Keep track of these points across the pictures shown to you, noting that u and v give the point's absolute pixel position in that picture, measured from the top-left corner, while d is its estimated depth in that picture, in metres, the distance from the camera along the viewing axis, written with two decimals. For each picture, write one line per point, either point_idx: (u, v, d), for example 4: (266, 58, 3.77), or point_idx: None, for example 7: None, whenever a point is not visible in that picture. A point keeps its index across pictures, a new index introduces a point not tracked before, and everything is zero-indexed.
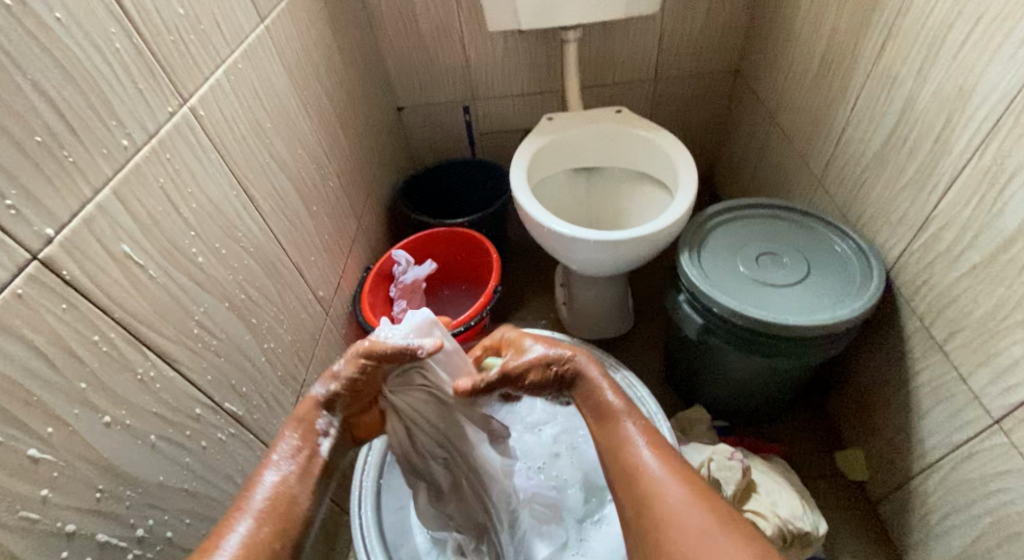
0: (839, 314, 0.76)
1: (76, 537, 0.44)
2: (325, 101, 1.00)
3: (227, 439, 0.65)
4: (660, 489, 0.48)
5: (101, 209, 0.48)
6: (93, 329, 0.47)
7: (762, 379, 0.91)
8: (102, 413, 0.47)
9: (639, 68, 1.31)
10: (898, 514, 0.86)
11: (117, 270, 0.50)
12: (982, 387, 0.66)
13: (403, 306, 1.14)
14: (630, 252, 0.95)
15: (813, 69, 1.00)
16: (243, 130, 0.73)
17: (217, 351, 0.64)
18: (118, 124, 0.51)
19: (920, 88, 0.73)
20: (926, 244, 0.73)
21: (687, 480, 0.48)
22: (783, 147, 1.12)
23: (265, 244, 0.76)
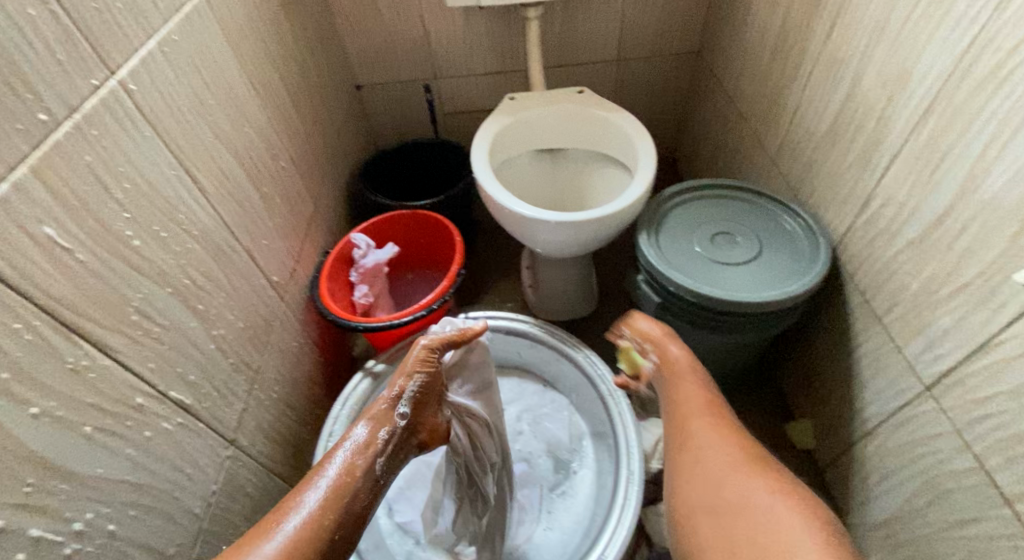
0: (788, 290, 0.78)
1: (5, 533, 0.42)
2: (274, 77, 0.97)
3: (175, 429, 0.63)
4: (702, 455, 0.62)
5: (17, 187, 0.45)
6: (15, 316, 0.44)
7: (717, 355, 0.94)
8: (29, 404, 0.45)
9: (600, 47, 1.31)
10: (841, 479, 0.90)
11: (39, 254, 0.47)
12: (915, 357, 0.69)
13: (364, 291, 1.12)
14: (590, 233, 0.95)
15: (767, 49, 1.01)
16: (182, 106, 0.69)
17: (158, 338, 0.61)
18: (34, 97, 0.48)
19: (864, 70, 0.74)
20: (868, 221, 0.76)
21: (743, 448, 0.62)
22: (740, 127, 1.14)
23: (211, 228, 0.73)
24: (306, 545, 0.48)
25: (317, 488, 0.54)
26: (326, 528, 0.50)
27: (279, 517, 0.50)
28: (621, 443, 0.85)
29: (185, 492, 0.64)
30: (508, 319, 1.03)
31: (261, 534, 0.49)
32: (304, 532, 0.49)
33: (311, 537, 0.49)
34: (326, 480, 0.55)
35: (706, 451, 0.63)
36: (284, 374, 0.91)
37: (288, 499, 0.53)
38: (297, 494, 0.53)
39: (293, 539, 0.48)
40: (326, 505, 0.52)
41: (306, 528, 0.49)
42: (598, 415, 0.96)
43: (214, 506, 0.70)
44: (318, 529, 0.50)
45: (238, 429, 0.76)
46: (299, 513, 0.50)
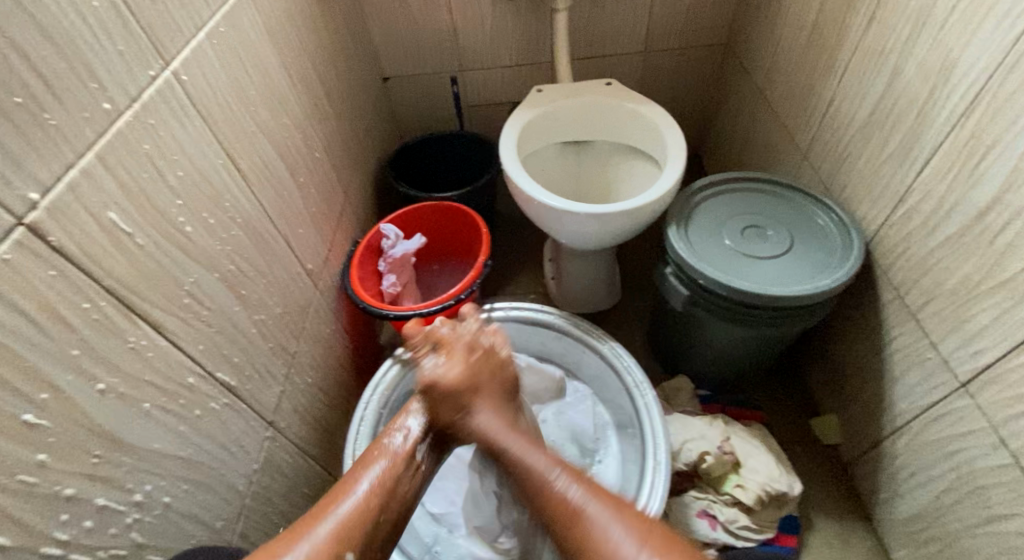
0: (820, 285, 0.78)
1: (75, 501, 0.44)
2: (309, 69, 0.98)
3: (221, 409, 0.65)
4: (584, 522, 0.48)
5: (85, 173, 0.47)
6: (83, 296, 0.47)
7: (745, 349, 0.94)
8: (96, 380, 0.47)
9: (629, 40, 1.30)
10: (868, 474, 0.90)
11: (104, 238, 0.49)
12: (951, 353, 0.69)
13: (392, 280, 1.14)
14: (619, 226, 0.95)
15: (801, 42, 1.00)
16: (227, 97, 0.71)
17: (207, 321, 0.64)
18: (100, 86, 0.50)
19: (904, 63, 0.74)
20: (904, 216, 0.76)
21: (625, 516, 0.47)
22: (770, 122, 1.13)
23: (253, 216, 0.75)
24: (360, 524, 0.48)
25: (371, 472, 0.54)
26: (377, 514, 0.50)
27: (328, 503, 0.50)
28: (648, 434, 0.87)
29: (230, 469, 0.67)
30: (534, 310, 1.04)
31: (322, 508, 0.49)
32: (360, 511, 0.49)
33: (358, 523, 0.48)
34: (379, 462, 0.55)
35: (582, 516, 0.48)
36: (317, 360, 0.94)
37: (344, 478, 0.53)
38: (338, 491, 0.51)
39: (351, 516, 0.48)
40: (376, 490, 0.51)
41: (360, 509, 0.49)
42: (622, 406, 0.97)
43: (256, 484, 0.72)
44: (364, 515, 0.49)
45: (276, 411, 0.79)
46: (355, 493, 0.51)
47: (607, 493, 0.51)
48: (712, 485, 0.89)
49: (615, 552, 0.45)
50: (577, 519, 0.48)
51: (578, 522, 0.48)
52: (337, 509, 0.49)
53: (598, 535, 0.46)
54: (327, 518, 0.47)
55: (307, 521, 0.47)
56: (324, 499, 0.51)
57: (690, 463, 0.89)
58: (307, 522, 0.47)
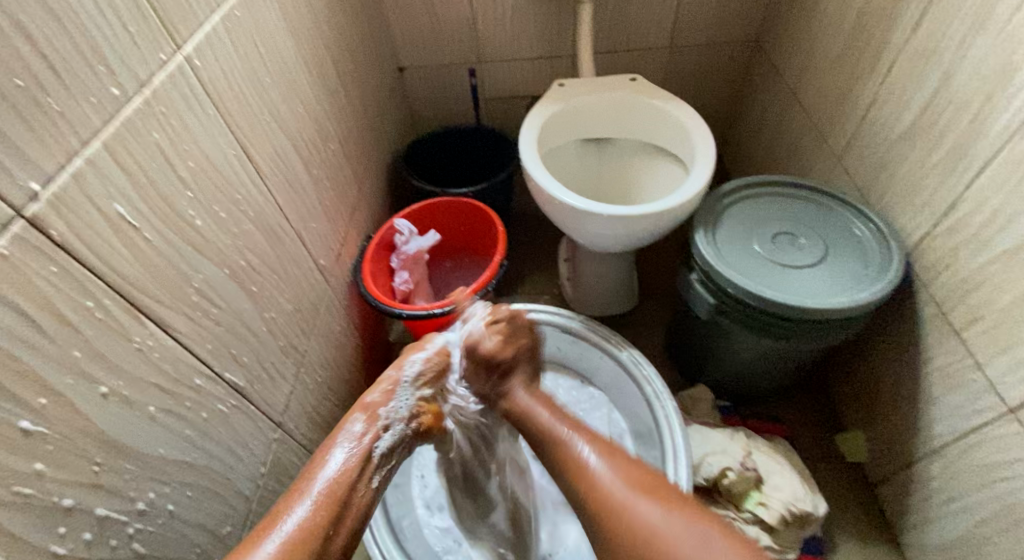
0: (857, 298, 0.74)
1: (73, 513, 0.42)
2: (324, 56, 0.95)
3: (229, 411, 0.63)
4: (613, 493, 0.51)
5: (91, 163, 0.44)
6: (87, 294, 0.44)
7: (771, 361, 0.90)
8: (98, 383, 0.44)
9: (655, 34, 1.26)
10: (896, 495, 0.87)
11: (111, 232, 0.46)
12: (999, 375, 0.65)
13: (404, 277, 1.10)
14: (643, 229, 0.92)
15: (840, 40, 0.95)
16: (241, 84, 0.68)
17: (216, 320, 0.61)
18: (108, 69, 0.46)
19: (960, 64, 0.69)
20: (951, 228, 0.71)
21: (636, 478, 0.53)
22: (802, 124, 1.09)
23: (266, 209, 0.72)
24: (310, 540, 0.47)
25: (308, 498, 0.50)
26: (324, 530, 0.48)
27: (272, 522, 0.48)
28: (669, 447, 0.83)
29: (236, 474, 0.64)
30: (550, 313, 1.01)
31: (258, 535, 0.47)
32: (305, 532, 0.47)
33: (307, 539, 0.47)
34: (320, 488, 0.51)
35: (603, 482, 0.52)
36: (328, 359, 0.91)
37: (282, 503, 0.50)
38: (275, 515, 0.49)
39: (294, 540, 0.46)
40: (323, 502, 0.50)
41: (304, 529, 0.47)
42: (640, 415, 0.93)
43: (261, 489, 0.70)
44: (313, 530, 0.48)
45: (285, 412, 0.76)
46: (293, 517, 0.48)
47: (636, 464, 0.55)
48: (732, 501, 0.86)
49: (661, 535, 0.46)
50: (620, 503, 0.50)
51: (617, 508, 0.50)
52: (276, 535, 0.46)
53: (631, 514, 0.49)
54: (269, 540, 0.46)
55: (243, 551, 0.45)
56: (257, 529, 0.48)
57: (709, 478, 0.86)
58: (245, 549, 0.45)
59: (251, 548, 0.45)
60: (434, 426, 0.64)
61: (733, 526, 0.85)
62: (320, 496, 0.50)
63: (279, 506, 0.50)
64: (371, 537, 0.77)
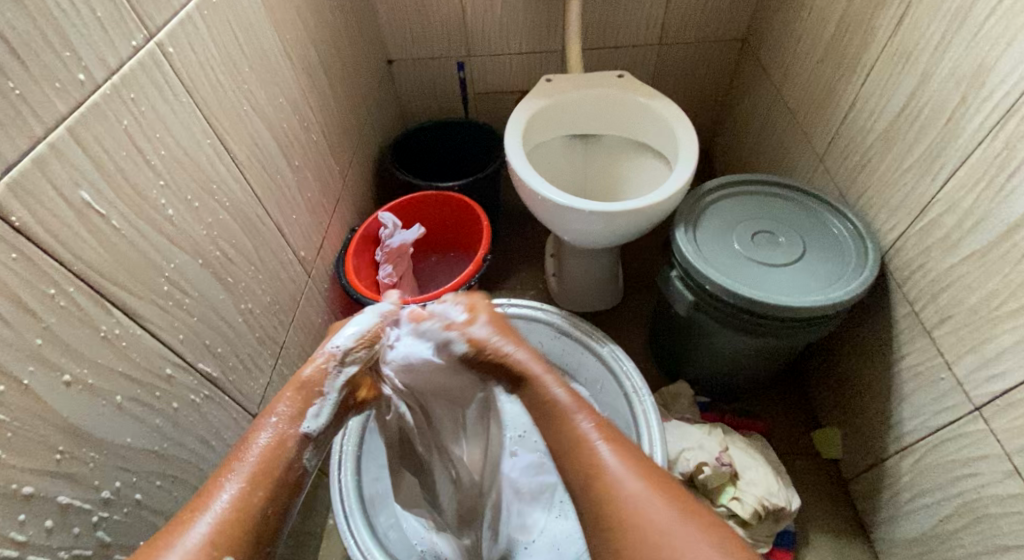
0: (833, 296, 0.75)
1: (33, 500, 0.42)
2: (308, 46, 0.94)
3: (202, 401, 0.63)
4: (615, 484, 0.46)
5: (54, 149, 0.44)
6: (48, 281, 0.43)
7: (748, 358, 0.91)
8: (62, 371, 0.44)
9: (643, 30, 1.26)
10: (867, 491, 0.88)
11: (75, 218, 0.46)
12: (967, 374, 0.66)
13: (389, 271, 1.10)
14: (623, 225, 0.92)
15: (824, 39, 0.96)
16: (217, 72, 0.67)
17: (189, 310, 0.61)
18: (73, 55, 0.46)
19: (936, 66, 0.70)
20: (925, 228, 0.72)
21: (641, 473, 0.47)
22: (786, 122, 1.09)
23: (243, 199, 0.72)
24: (237, 534, 0.41)
25: (239, 474, 0.44)
26: (263, 510, 0.43)
27: (194, 507, 0.42)
28: (645, 440, 0.84)
29: (208, 463, 0.65)
30: (533, 308, 1.01)
31: (185, 519, 0.41)
32: (240, 513, 0.42)
33: (236, 527, 0.41)
34: (255, 456, 0.46)
35: (610, 476, 0.47)
36: (306, 350, 0.91)
37: (207, 485, 0.44)
38: (194, 505, 0.42)
39: (232, 511, 0.41)
40: (258, 479, 0.44)
41: (236, 511, 0.42)
42: (619, 410, 0.94)
43: None
44: (246, 512, 0.42)
45: (261, 403, 0.77)
46: (225, 494, 0.43)
47: (628, 446, 0.50)
48: (708, 495, 0.87)
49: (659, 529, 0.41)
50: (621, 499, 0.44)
51: (624, 502, 0.44)
52: (208, 516, 0.41)
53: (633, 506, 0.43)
54: (203, 517, 0.40)
55: (175, 532, 0.39)
56: (164, 529, 0.40)
57: (686, 474, 0.86)
58: (165, 538, 0.39)
59: (175, 533, 0.39)
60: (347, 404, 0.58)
61: None
62: (253, 470, 0.45)
63: (203, 489, 0.44)
64: (346, 526, 0.76)
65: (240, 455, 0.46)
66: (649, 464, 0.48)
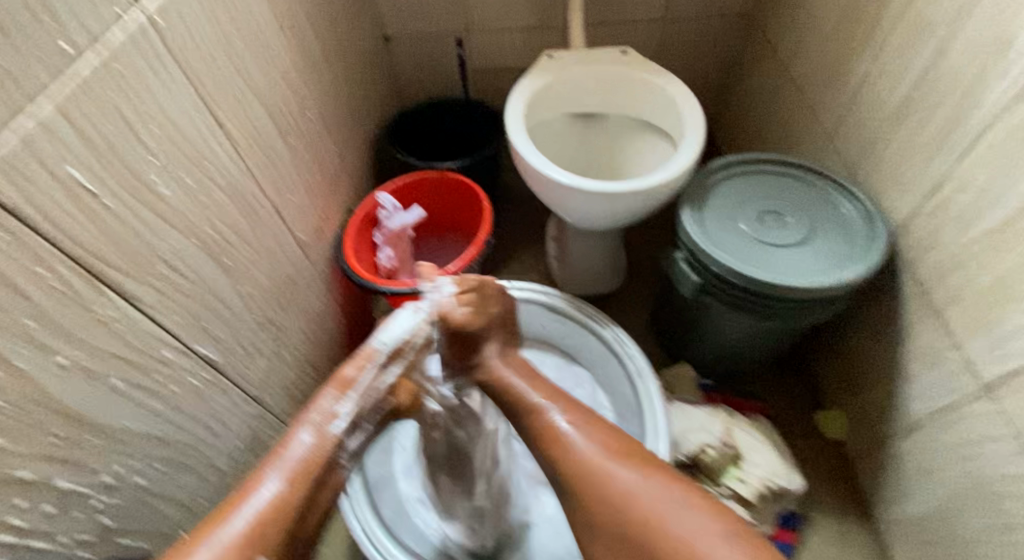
0: (842, 277, 0.74)
1: (31, 486, 0.41)
2: (302, 20, 0.91)
3: (202, 385, 0.62)
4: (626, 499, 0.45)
5: (42, 125, 0.42)
6: (41, 262, 0.42)
7: (753, 339, 0.90)
8: (55, 354, 0.43)
9: (647, 4, 1.22)
10: (871, 471, 0.88)
11: (66, 197, 0.44)
12: (976, 355, 0.66)
13: (389, 254, 1.09)
14: (628, 206, 0.90)
15: (835, 12, 0.93)
16: (210, 45, 0.65)
17: (186, 292, 0.59)
18: (59, 25, 0.43)
19: (953, 38, 0.68)
20: (937, 207, 0.71)
21: (654, 475, 0.47)
22: (794, 99, 1.07)
23: (239, 179, 0.70)
24: (274, 529, 0.40)
25: (279, 471, 0.44)
26: (299, 509, 0.43)
27: (233, 502, 0.41)
28: (649, 424, 0.83)
29: (208, 447, 0.64)
30: (535, 291, 1.00)
31: (224, 514, 0.40)
32: (276, 512, 0.41)
33: (275, 521, 0.41)
34: (294, 460, 0.45)
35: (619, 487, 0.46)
36: (307, 333, 0.90)
37: (251, 476, 0.44)
38: (234, 501, 0.42)
39: (273, 507, 0.41)
40: (296, 479, 0.44)
41: (274, 510, 0.41)
42: (623, 393, 0.93)
43: (236, 462, 0.70)
44: (285, 510, 0.42)
45: (262, 387, 0.76)
46: (266, 490, 0.42)
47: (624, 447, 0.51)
48: (711, 476, 0.87)
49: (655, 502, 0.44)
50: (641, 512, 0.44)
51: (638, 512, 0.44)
52: (247, 509, 0.40)
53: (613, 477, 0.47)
54: (242, 510, 0.40)
55: (214, 523, 0.39)
56: (203, 522, 0.40)
57: (690, 457, 0.86)
58: (206, 530, 0.39)
59: (213, 528, 0.39)
60: (401, 402, 0.58)
61: (710, 502, 0.86)
62: (291, 471, 0.44)
63: (243, 484, 0.44)
64: (350, 510, 0.76)
65: (281, 453, 0.46)
66: (652, 461, 0.50)
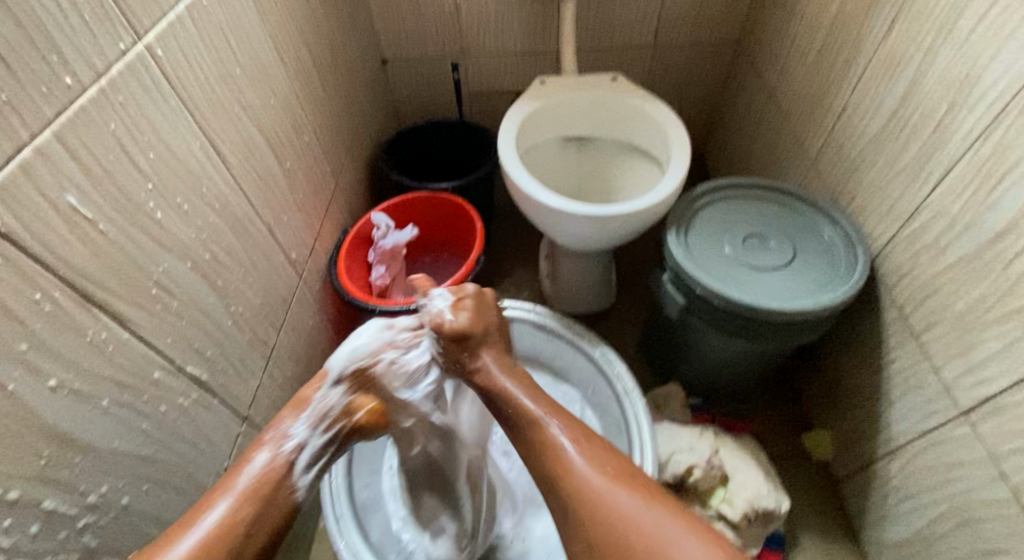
0: (822, 301, 0.75)
1: (19, 507, 0.41)
2: (301, 46, 0.94)
3: (191, 404, 0.63)
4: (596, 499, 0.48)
5: (41, 154, 0.43)
6: (35, 286, 0.43)
7: (739, 361, 0.91)
8: (47, 376, 0.44)
9: (637, 32, 1.26)
10: (856, 493, 0.89)
11: (62, 224, 0.45)
12: (953, 380, 0.67)
13: (381, 272, 1.11)
14: (615, 228, 0.92)
15: (816, 43, 0.96)
16: (209, 74, 0.67)
17: (178, 313, 0.60)
18: (60, 58, 0.45)
19: (926, 72, 0.70)
20: (914, 233, 0.73)
21: (629, 483, 0.49)
22: (779, 125, 1.09)
23: (233, 201, 0.72)
24: (218, 550, 0.41)
25: (231, 492, 0.46)
26: (246, 528, 0.44)
27: (193, 516, 0.44)
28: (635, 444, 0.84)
29: (196, 466, 0.65)
30: (526, 311, 1.02)
31: (173, 537, 0.42)
32: (219, 538, 0.42)
33: (222, 541, 0.42)
34: (246, 479, 0.47)
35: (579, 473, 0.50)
36: (298, 352, 0.91)
37: (210, 492, 0.46)
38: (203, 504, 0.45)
39: (220, 526, 0.42)
40: (247, 498, 0.45)
41: (221, 529, 0.42)
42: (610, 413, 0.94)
43: None
44: (231, 530, 0.43)
45: (252, 406, 0.77)
46: (217, 510, 0.44)
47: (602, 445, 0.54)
48: (698, 498, 0.88)
49: (635, 522, 0.45)
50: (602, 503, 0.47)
51: (603, 506, 0.47)
52: (198, 529, 0.42)
53: (610, 501, 0.47)
54: (188, 535, 0.42)
55: (160, 547, 0.40)
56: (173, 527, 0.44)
57: (675, 477, 0.87)
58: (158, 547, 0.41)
59: (168, 541, 0.41)
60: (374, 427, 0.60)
61: None
62: (242, 493, 0.46)
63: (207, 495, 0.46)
64: (337, 531, 0.78)
65: (237, 473, 0.48)
66: (625, 466, 0.52)
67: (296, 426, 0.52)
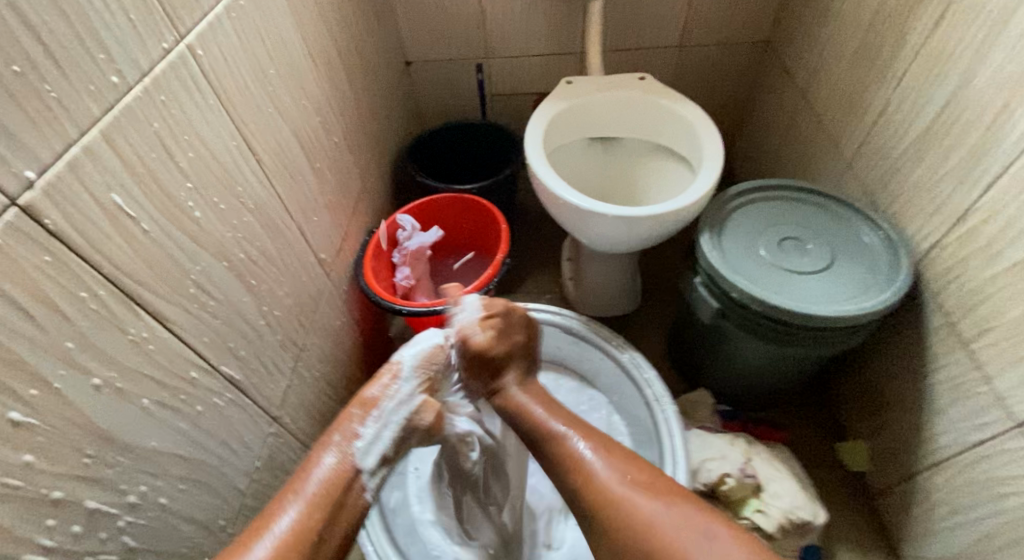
0: (865, 306, 0.73)
1: (63, 506, 0.41)
2: (330, 47, 0.94)
3: (225, 405, 0.63)
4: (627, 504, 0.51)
5: (89, 152, 0.43)
6: (81, 285, 0.43)
7: (772, 367, 0.89)
8: (91, 375, 0.44)
9: (664, 33, 1.24)
10: (896, 506, 0.86)
11: (107, 223, 0.45)
12: (1007, 389, 0.64)
13: (406, 274, 1.10)
14: (646, 230, 0.90)
15: (853, 42, 0.94)
16: (245, 75, 0.67)
17: (214, 313, 0.60)
18: (108, 58, 0.45)
19: (976, 70, 0.68)
20: (963, 237, 0.70)
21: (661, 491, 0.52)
22: (811, 125, 1.07)
23: (267, 201, 0.71)
24: (297, 553, 0.42)
25: (300, 497, 0.47)
26: (319, 532, 0.45)
27: (267, 517, 0.45)
28: (667, 452, 0.82)
29: (230, 467, 0.64)
30: (552, 314, 1.00)
31: (256, 531, 0.43)
32: (300, 532, 0.44)
33: (299, 542, 0.43)
34: (316, 482, 0.48)
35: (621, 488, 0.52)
36: (325, 353, 0.91)
37: (276, 501, 0.47)
38: (274, 507, 0.46)
39: (294, 532, 0.43)
40: (319, 501, 0.47)
41: (301, 528, 0.44)
42: (640, 419, 0.92)
43: (255, 483, 0.70)
44: (306, 532, 0.44)
45: (282, 406, 0.76)
46: (288, 514, 0.45)
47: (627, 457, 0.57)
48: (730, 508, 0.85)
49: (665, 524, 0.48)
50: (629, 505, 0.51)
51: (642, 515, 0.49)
52: (275, 530, 0.43)
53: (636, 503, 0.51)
54: (267, 535, 0.43)
55: (243, 543, 0.42)
56: (247, 528, 0.45)
57: (708, 486, 0.85)
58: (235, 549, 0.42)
59: (246, 544, 0.42)
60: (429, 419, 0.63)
61: None
62: (314, 495, 0.47)
63: (271, 503, 0.47)
64: (365, 533, 0.77)
65: (305, 474, 0.49)
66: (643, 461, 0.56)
67: (366, 425, 0.54)
